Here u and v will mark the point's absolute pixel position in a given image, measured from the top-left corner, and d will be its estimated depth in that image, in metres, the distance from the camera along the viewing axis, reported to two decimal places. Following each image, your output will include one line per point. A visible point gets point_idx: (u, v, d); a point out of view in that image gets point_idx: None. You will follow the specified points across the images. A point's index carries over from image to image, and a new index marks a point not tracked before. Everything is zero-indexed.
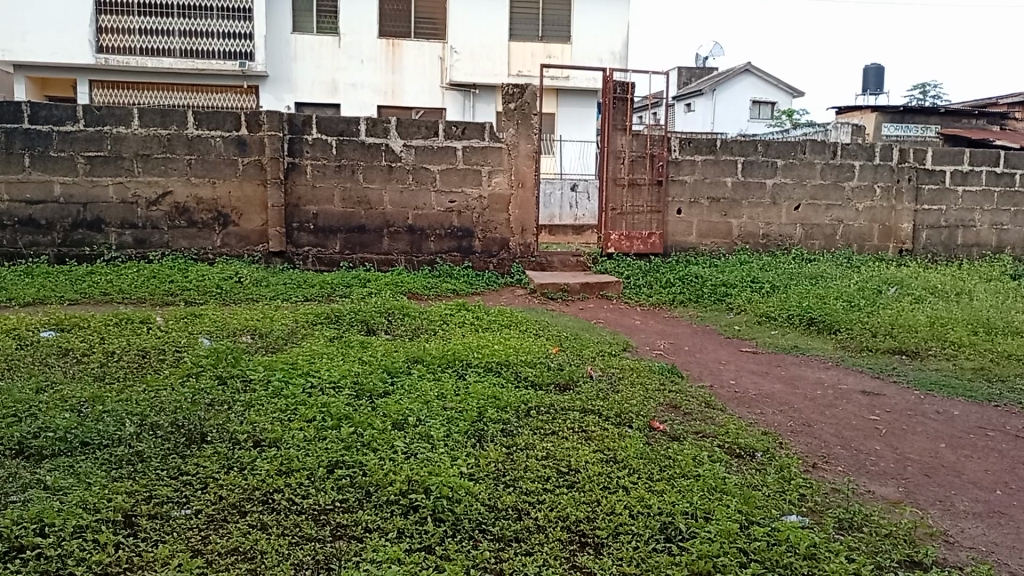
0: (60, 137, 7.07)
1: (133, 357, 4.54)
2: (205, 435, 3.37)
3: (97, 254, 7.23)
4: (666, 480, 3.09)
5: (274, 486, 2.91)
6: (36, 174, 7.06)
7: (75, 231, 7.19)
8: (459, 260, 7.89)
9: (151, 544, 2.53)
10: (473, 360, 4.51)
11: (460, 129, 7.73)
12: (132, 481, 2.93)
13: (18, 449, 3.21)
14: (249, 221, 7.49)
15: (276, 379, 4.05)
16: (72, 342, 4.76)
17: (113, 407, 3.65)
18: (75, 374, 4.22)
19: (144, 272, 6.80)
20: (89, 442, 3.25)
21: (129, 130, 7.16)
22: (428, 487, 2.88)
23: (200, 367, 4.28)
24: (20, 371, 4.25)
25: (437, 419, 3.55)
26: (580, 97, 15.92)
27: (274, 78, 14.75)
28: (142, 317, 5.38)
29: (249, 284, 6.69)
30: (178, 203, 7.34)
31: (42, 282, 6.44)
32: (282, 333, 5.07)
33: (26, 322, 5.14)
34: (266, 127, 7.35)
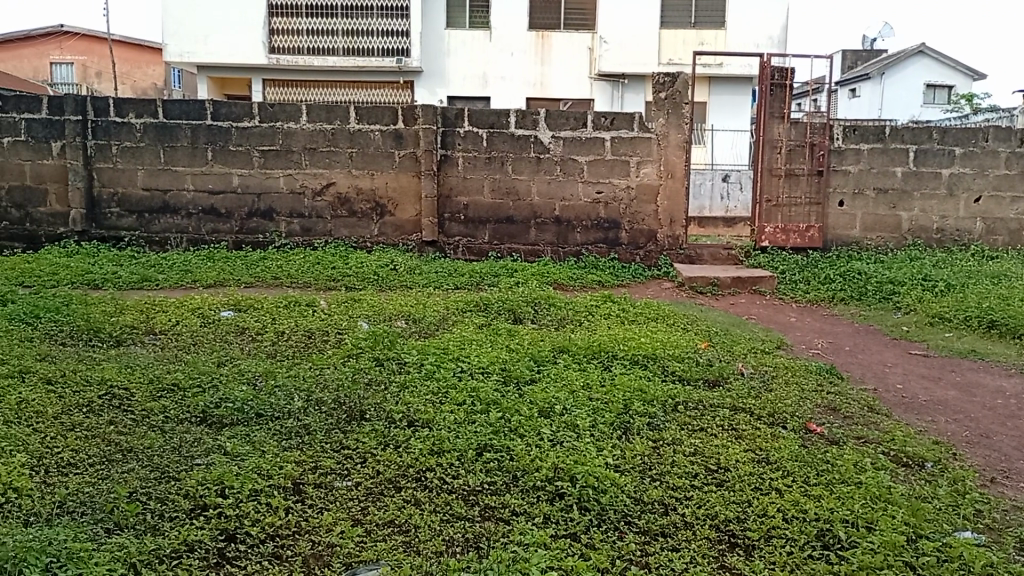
0: (238, 133, 7.67)
1: (300, 337, 4.87)
2: (364, 413, 3.57)
3: (269, 242, 7.81)
4: (824, 485, 2.95)
5: (426, 465, 3.03)
6: (217, 166, 7.70)
7: (250, 219, 7.79)
8: (606, 252, 7.86)
9: (317, 511, 2.72)
10: (619, 352, 4.48)
11: (609, 119, 7.67)
12: (301, 451, 3.16)
13: (203, 417, 3.54)
14: (404, 211, 7.82)
15: (429, 362, 4.22)
16: (248, 321, 5.18)
17: (284, 381, 3.95)
18: (251, 351, 4.59)
19: (310, 258, 7.27)
20: (263, 414, 3.54)
21: (298, 126, 7.66)
22: (575, 476, 2.91)
23: (359, 348, 4.53)
24: (204, 346, 4.68)
25: (583, 409, 3.57)
26: (734, 85, 15.37)
27: (429, 73, 15.29)
28: (308, 301, 5.75)
29: (403, 271, 6.99)
30: (340, 194, 7.79)
31: (221, 266, 7.03)
32: (434, 319, 5.27)
33: (209, 302, 5.63)
34: (421, 121, 7.63)
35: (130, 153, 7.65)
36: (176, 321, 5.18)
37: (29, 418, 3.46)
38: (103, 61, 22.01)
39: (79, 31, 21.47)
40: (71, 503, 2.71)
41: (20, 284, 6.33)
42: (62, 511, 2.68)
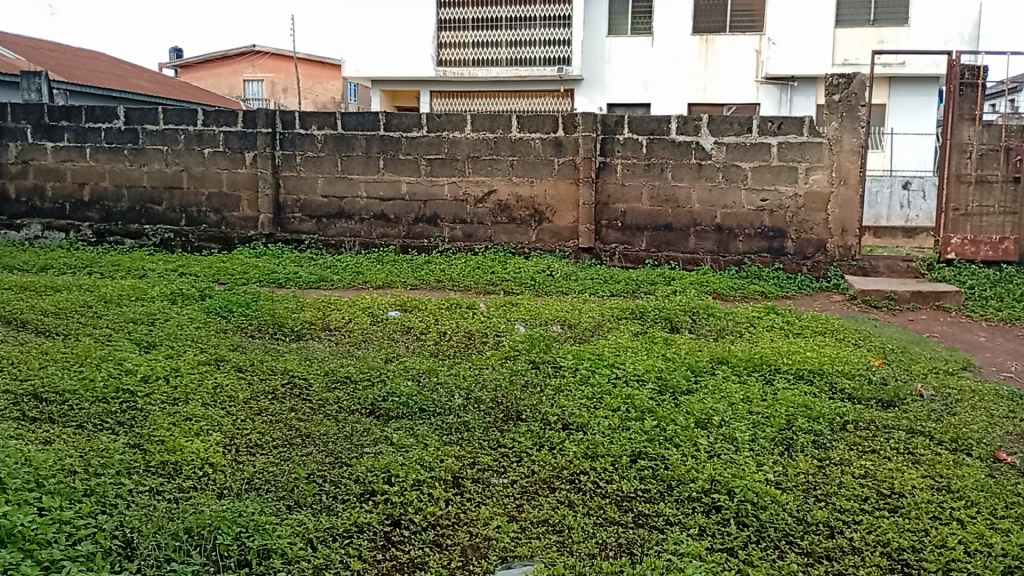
0: (408, 142, 8.06)
1: (461, 338, 5.06)
2: (521, 413, 3.66)
3: (433, 246, 8.17)
4: (1014, 520, 2.69)
5: (580, 468, 3.07)
6: (388, 174, 8.15)
7: (416, 225, 8.18)
8: (770, 262, 7.57)
9: (475, 505, 2.83)
10: (782, 365, 4.31)
11: (776, 124, 7.37)
12: (460, 446, 3.30)
13: (372, 409, 3.78)
14: (562, 218, 7.91)
15: (584, 367, 4.25)
16: (413, 321, 5.45)
17: (445, 379, 4.13)
18: (415, 349, 4.83)
19: (471, 263, 7.53)
20: (426, 409, 3.72)
21: (463, 135, 7.94)
22: (733, 489, 2.84)
23: (516, 350, 4.64)
24: (373, 343, 4.98)
25: (743, 422, 3.47)
26: (917, 85, 14.31)
27: (589, 81, 15.38)
28: (468, 303, 5.96)
29: (560, 277, 7.07)
30: (501, 200, 8.00)
31: (389, 268, 7.44)
32: (589, 325, 5.30)
33: (378, 302, 5.98)
34: (581, 128, 7.69)
35: (311, 163, 8.25)
36: (349, 318, 5.55)
37: (223, 402, 3.83)
38: (288, 76, 23.99)
39: (268, 49, 23.56)
40: (257, 480, 2.98)
41: (216, 281, 7.02)
42: (249, 486, 2.95)
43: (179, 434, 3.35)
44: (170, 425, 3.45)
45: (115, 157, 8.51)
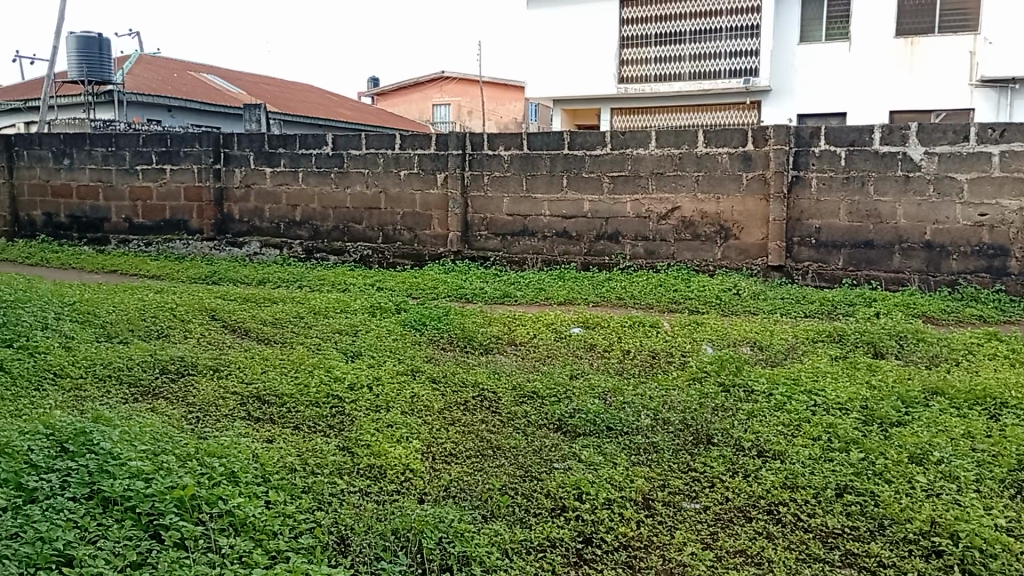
0: (591, 160, 8.11)
1: (645, 357, 5.01)
2: (711, 437, 3.55)
3: (614, 264, 8.15)
4: None
5: (779, 498, 2.93)
6: (571, 192, 8.23)
7: (598, 242, 8.20)
8: (989, 283, 6.86)
9: (668, 528, 2.78)
10: (1010, 399, 3.87)
11: (998, 131, 6.70)
12: (650, 467, 3.25)
13: (559, 425, 3.84)
14: (750, 234, 7.63)
15: (779, 392, 4.05)
16: (596, 338, 5.47)
17: (632, 398, 4.09)
18: (600, 367, 4.83)
19: (654, 280, 7.44)
20: (613, 428, 3.71)
21: (647, 151, 7.87)
22: (956, 534, 2.59)
23: (705, 372, 4.51)
24: (557, 360, 5.05)
25: (965, 460, 3.15)
26: None
27: (778, 92, 14.77)
28: (652, 322, 5.88)
29: (747, 296, 6.81)
30: (686, 217, 7.84)
31: (572, 285, 7.53)
32: (782, 347, 5.06)
33: (561, 318, 6.06)
34: (772, 141, 7.38)
35: (498, 182, 8.52)
36: (534, 334, 5.66)
37: (419, 411, 4.04)
38: (473, 99, 25.02)
39: (456, 75, 24.69)
40: (453, 489, 3.12)
41: (409, 295, 7.43)
42: (446, 494, 3.08)
43: (381, 440, 3.58)
44: (374, 431, 3.69)
45: (322, 180, 9.27)
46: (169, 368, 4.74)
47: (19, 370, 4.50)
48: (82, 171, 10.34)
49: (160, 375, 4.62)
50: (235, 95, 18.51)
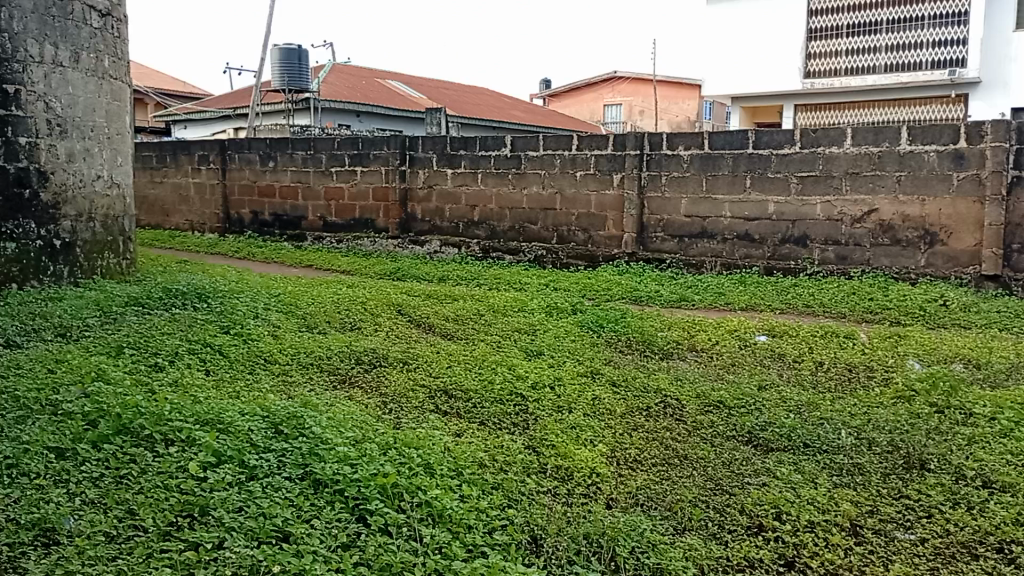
0: (778, 160, 7.71)
1: (841, 370, 4.68)
2: (925, 462, 3.25)
3: (801, 269, 7.71)
4: None
5: (1012, 537, 2.64)
6: (755, 193, 7.88)
7: (784, 245, 7.79)
8: None
9: (880, 559, 2.57)
10: None
11: None
12: (855, 491, 3.03)
13: (750, 437, 3.67)
14: (960, 240, 6.95)
15: (1006, 418, 3.63)
16: (785, 348, 5.19)
17: (831, 414, 3.83)
18: (792, 379, 4.56)
19: (846, 288, 6.96)
20: (811, 445, 3.49)
21: (841, 150, 7.38)
22: None
23: (913, 390, 4.13)
24: (745, 369, 4.83)
25: None
26: None
27: (989, 84, 13.45)
28: (847, 332, 5.49)
29: (956, 308, 6.21)
30: (884, 221, 7.27)
31: (754, 290, 7.21)
32: (1004, 366, 4.55)
33: (745, 325, 5.80)
34: (990, 138, 6.68)
35: (676, 183, 8.30)
36: (717, 341, 5.45)
37: (601, 415, 4.01)
38: (647, 99, 24.64)
39: (629, 75, 24.43)
40: (642, 496, 3.05)
41: (584, 296, 7.43)
42: (635, 502, 3.03)
43: (565, 440, 3.58)
44: (559, 431, 3.70)
45: (500, 181, 9.48)
46: (362, 359, 5.03)
47: (236, 354, 4.95)
48: (284, 173, 11.24)
49: (355, 366, 4.91)
50: (417, 100, 19.41)
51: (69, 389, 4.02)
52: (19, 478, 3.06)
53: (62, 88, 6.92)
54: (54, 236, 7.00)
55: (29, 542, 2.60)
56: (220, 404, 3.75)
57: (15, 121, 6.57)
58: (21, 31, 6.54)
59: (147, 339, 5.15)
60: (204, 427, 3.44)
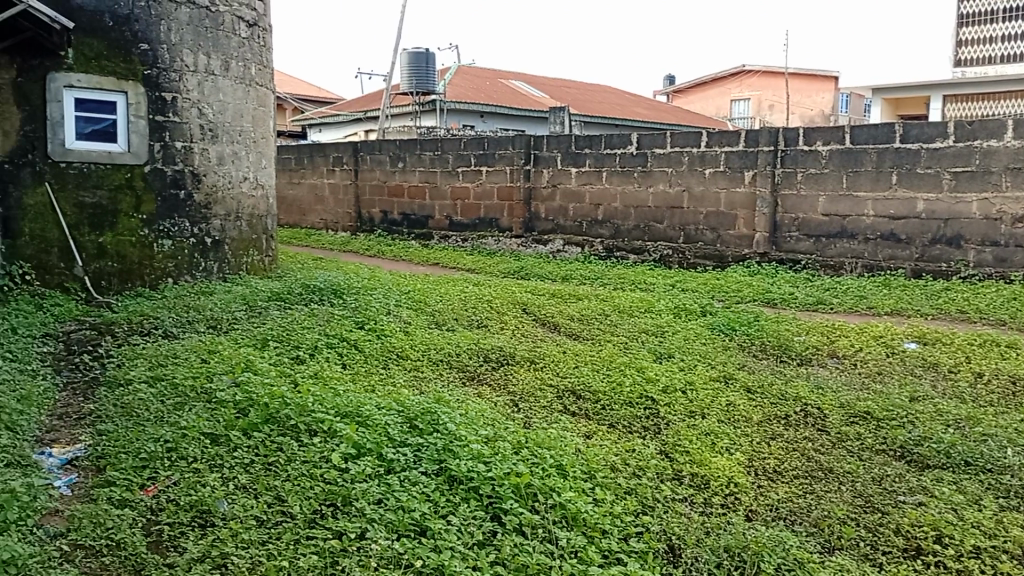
0: (928, 155, 7.19)
1: (1005, 383, 4.30)
2: None
3: (953, 271, 7.16)
4: None
5: None
6: (901, 191, 7.39)
7: (933, 246, 7.26)
8: None
9: None
10: None
11: None
12: None
13: (902, 451, 3.43)
14: None
15: None
16: (938, 356, 4.83)
17: (995, 431, 3.53)
18: (947, 391, 4.23)
19: (1006, 293, 6.40)
20: (973, 463, 3.23)
21: (1001, 143, 6.80)
22: None
23: None
24: (893, 378, 4.53)
25: None
26: None
27: None
28: (1009, 341, 5.05)
29: None
30: None
31: (899, 294, 6.76)
32: None
33: (892, 331, 5.44)
34: None
35: (813, 180, 7.90)
36: (860, 347, 5.14)
37: (737, 422, 3.85)
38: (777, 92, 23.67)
39: (759, 68, 23.55)
40: (784, 510, 2.91)
41: (713, 297, 7.20)
42: (776, 515, 2.89)
43: (699, 447, 3.47)
44: (693, 437, 3.59)
45: (625, 179, 9.34)
46: (490, 356, 5.09)
47: (370, 349, 5.13)
48: (412, 174, 11.56)
49: (484, 363, 4.97)
50: (540, 99, 19.50)
51: (221, 378, 4.29)
52: (179, 461, 3.29)
53: (214, 95, 7.39)
54: (204, 235, 7.50)
55: (188, 522, 2.79)
56: (357, 397, 3.89)
57: (173, 127, 7.09)
58: (179, 43, 7.04)
59: (288, 333, 5.43)
60: (344, 419, 3.57)
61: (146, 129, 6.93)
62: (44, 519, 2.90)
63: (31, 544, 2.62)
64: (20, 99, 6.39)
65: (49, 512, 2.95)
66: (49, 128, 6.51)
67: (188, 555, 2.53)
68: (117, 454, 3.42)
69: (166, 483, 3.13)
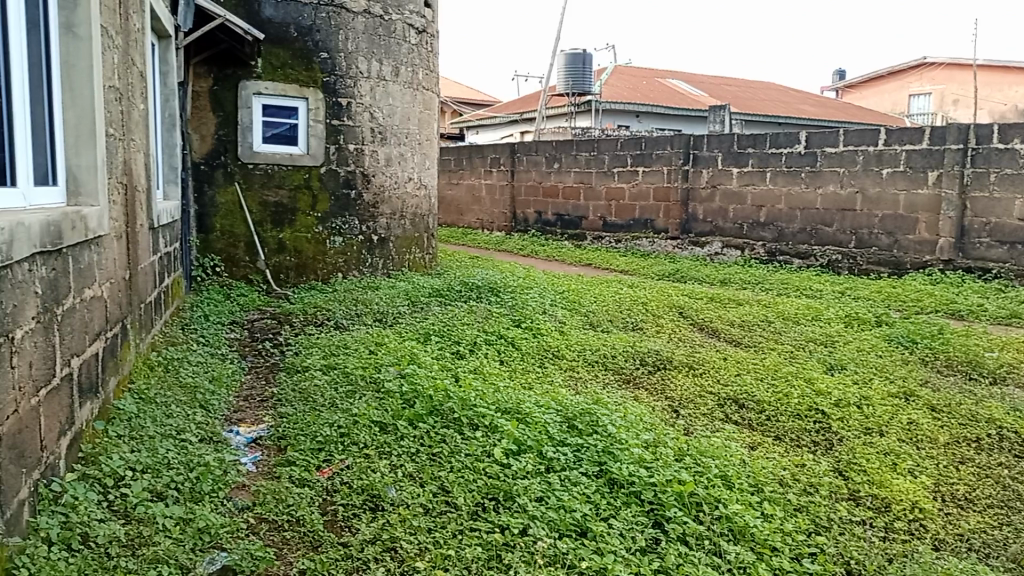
0: None
1: None
2: None
3: None
4: None
5: None
6: None
7: None
8: None
9: None
10: None
11: None
12: None
13: None
14: None
15: None
16: None
17: None
18: None
19: None
20: None
21: None
22: None
23: None
24: None
25: None
26: None
27: None
28: None
29: None
30: None
31: None
32: None
33: None
34: None
35: (1010, 180, 7.16)
36: None
37: (920, 442, 3.56)
38: (963, 86, 21.73)
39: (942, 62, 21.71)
40: (977, 542, 2.66)
41: (888, 306, 6.71)
42: (968, 547, 2.65)
43: (877, 467, 3.25)
44: (871, 456, 3.36)
45: (792, 180, 8.90)
46: (647, 360, 5.00)
47: (527, 347, 5.19)
48: (568, 174, 11.61)
49: (640, 367, 4.89)
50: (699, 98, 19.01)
51: (388, 369, 4.51)
52: (351, 445, 3.48)
53: (384, 100, 7.73)
54: (372, 232, 7.89)
55: (360, 504, 2.93)
56: (516, 394, 3.95)
57: (346, 131, 7.51)
58: (354, 51, 7.43)
59: (449, 329, 5.60)
60: (506, 415, 3.64)
61: (323, 132, 7.40)
62: (233, 492, 3.15)
63: (223, 514, 2.85)
64: (216, 106, 7.00)
65: (237, 485, 3.20)
66: (240, 132, 7.10)
67: (361, 536, 2.65)
68: (296, 436, 3.66)
69: (340, 466, 3.31)
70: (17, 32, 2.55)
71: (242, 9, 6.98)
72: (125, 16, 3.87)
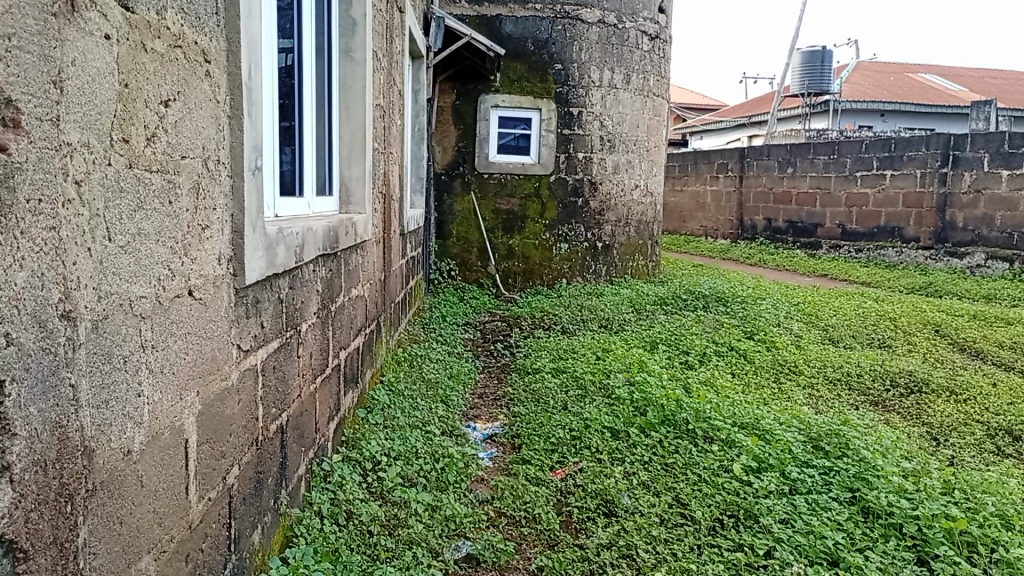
0: None
1: None
2: None
3: None
4: None
5: None
6: None
7: None
8: None
9: None
10: None
11: None
12: None
13: None
14: None
15: None
16: None
17: None
18: None
19: None
20: None
21: None
22: None
23: None
24: None
25: None
26: None
27: None
28: None
29: None
30: None
31: None
32: None
33: None
34: None
35: None
36: None
37: None
38: None
39: None
40: None
41: None
42: None
43: None
44: None
45: None
46: (899, 381, 4.56)
47: (760, 361, 4.96)
48: (803, 179, 10.98)
49: (891, 388, 4.46)
50: (958, 95, 17.11)
51: (617, 375, 4.52)
52: (584, 449, 3.51)
53: (614, 107, 7.78)
54: (597, 239, 7.96)
55: (595, 508, 2.95)
56: (753, 409, 3.78)
57: (577, 139, 7.66)
58: (588, 60, 7.55)
59: (677, 338, 5.50)
60: (744, 431, 3.50)
61: (555, 141, 7.61)
62: (474, 484, 3.33)
63: (467, 505, 3.00)
64: (457, 119, 7.46)
65: (477, 479, 3.38)
66: (477, 144, 7.50)
67: (597, 540, 2.67)
68: (530, 435, 3.78)
69: (573, 468, 3.37)
70: (310, 59, 2.89)
71: (485, 27, 7.38)
72: (389, 39, 4.24)
